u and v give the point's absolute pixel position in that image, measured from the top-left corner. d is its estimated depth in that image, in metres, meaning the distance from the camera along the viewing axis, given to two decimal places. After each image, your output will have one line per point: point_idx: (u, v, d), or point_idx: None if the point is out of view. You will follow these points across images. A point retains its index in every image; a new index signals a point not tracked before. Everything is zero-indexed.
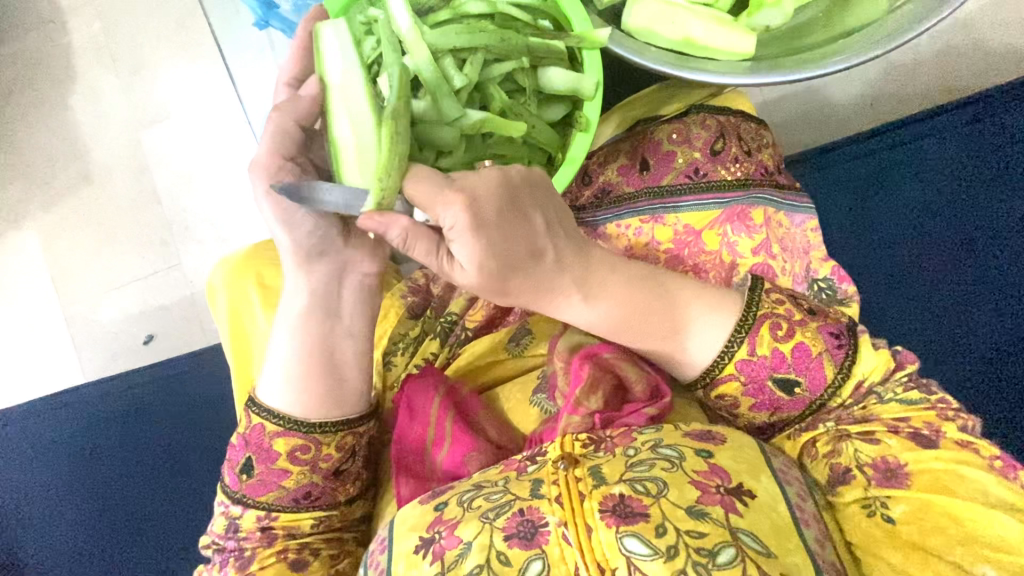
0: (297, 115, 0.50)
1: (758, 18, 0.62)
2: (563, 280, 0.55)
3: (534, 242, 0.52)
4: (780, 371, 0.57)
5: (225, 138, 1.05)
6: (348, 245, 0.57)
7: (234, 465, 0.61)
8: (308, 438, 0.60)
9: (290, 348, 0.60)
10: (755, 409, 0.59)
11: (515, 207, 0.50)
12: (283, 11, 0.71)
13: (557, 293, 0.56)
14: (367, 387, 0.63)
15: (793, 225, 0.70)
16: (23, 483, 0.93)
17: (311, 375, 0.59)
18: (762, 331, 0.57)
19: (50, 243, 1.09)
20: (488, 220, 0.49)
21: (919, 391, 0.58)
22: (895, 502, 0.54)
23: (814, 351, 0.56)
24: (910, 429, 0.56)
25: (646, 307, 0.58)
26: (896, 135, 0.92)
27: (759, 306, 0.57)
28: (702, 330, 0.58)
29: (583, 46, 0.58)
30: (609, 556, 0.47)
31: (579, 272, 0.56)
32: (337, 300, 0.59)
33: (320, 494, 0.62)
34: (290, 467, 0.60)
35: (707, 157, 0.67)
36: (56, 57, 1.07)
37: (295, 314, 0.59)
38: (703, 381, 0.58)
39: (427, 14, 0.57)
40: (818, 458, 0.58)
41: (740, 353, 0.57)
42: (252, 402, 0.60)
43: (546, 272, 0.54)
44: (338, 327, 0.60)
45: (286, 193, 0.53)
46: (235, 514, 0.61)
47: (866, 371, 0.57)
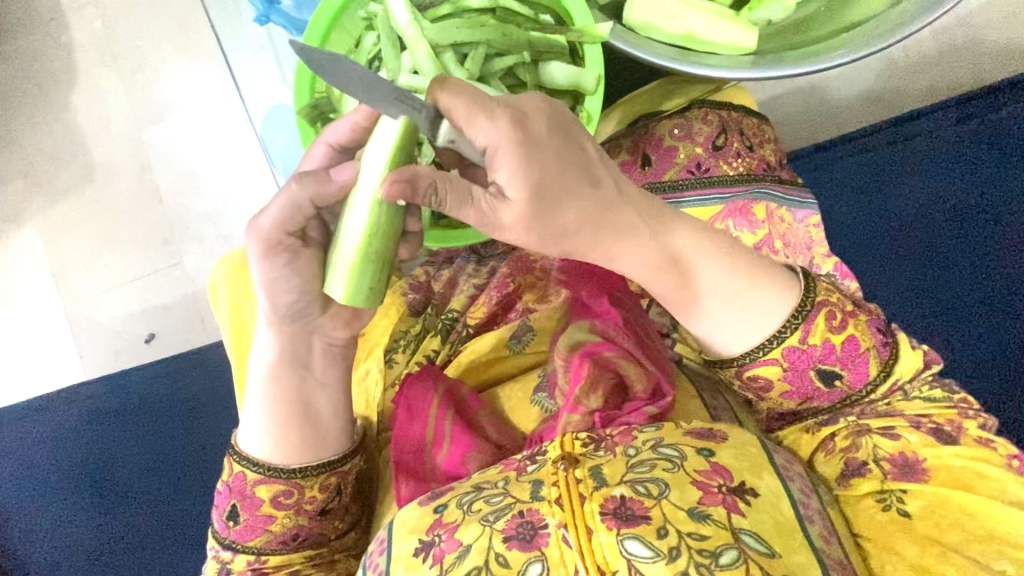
0: (327, 180, 0.50)
1: (758, 13, 0.63)
2: (628, 214, 0.50)
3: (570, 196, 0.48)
4: (825, 362, 0.54)
5: (226, 137, 1.05)
6: (325, 313, 0.56)
7: (220, 511, 0.60)
8: (290, 484, 0.59)
9: (260, 404, 0.59)
10: (785, 397, 0.56)
11: (566, 133, 0.47)
12: (284, 7, 0.71)
13: (624, 227, 0.50)
14: (348, 428, 0.62)
15: (795, 220, 0.69)
16: (19, 484, 0.92)
17: (288, 423, 0.58)
18: (818, 319, 0.52)
19: (51, 242, 1.09)
20: (539, 134, 0.45)
21: (942, 389, 0.56)
22: (910, 496, 0.54)
23: (863, 345, 0.54)
24: (932, 425, 0.55)
25: (688, 284, 0.53)
26: (903, 129, 0.92)
27: (815, 294, 0.53)
28: (751, 310, 0.53)
29: (584, 41, 0.57)
30: (610, 558, 0.47)
31: (644, 208, 0.51)
32: (309, 356, 0.58)
33: (307, 534, 0.62)
34: (274, 513, 0.59)
35: (709, 153, 0.67)
36: (56, 55, 1.07)
37: (265, 367, 0.58)
38: (735, 362, 0.54)
39: (428, 9, 0.57)
40: (834, 452, 0.57)
41: (791, 340, 0.53)
42: (234, 451, 0.59)
43: (606, 202, 0.49)
44: (310, 381, 0.59)
45: (278, 266, 0.52)
46: (226, 559, 0.61)
47: (904, 369, 0.55)
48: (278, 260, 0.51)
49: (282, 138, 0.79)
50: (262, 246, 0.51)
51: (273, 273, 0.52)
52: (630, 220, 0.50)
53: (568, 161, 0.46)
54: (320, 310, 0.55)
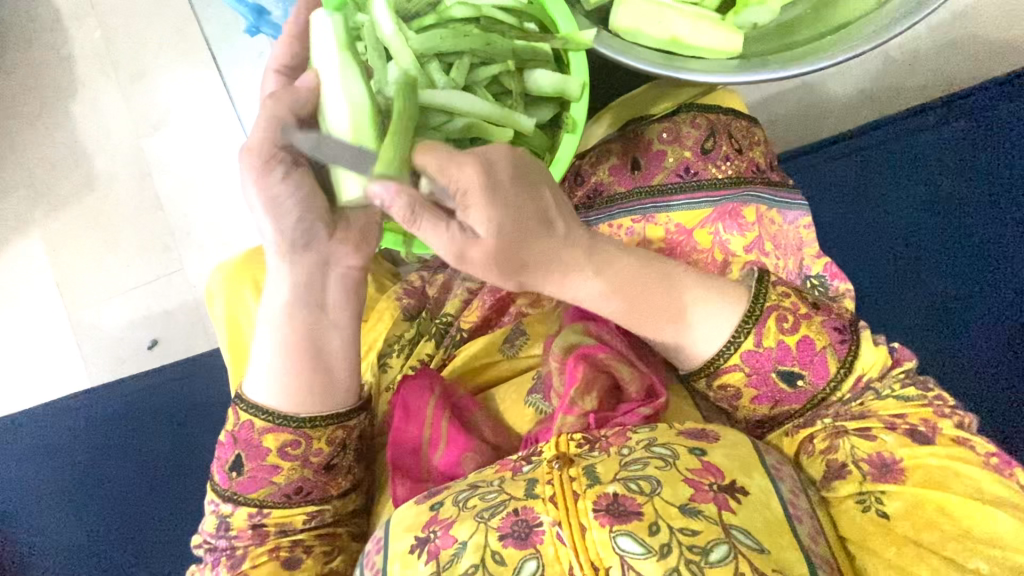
0: (294, 89, 0.52)
1: (746, 16, 0.61)
2: (571, 252, 0.52)
3: (545, 216, 0.50)
4: (784, 363, 0.55)
5: (224, 146, 1.06)
6: (333, 237, 0.55)
7: (224, 463, 0.61)
8: (299, 433, 0.60)
9: (272, 346, 0.59)
10: (756, 401, 0.58)
11: (526, 178, 0.49)
12: (274, 18, 0.72)
13: (568, 266, 0.52)
14: (355, 379, 0.62)
15: (785, 222, 0.69)
16: (23, 487, 0.94)
17: (297, 371, 0.59)
18: (768, 323, 0.55)
19: (56, 250, 1.10)
20: (503, 182, 0.47)
21: (915, 388, 0.57)
22: (889, 498, 0.54)
23: (817, 345, 0.55)
24: (908, 425, 0.55)
25: (648, 302, 0.56)
26: (894, 127, 0.92)
27: (766, 298, 0.56)
28: (707, 319, 0.56)
29: (569, 48, 0.58)
30: (603, 554, 0.47)
31: (591, 247, 0.53)
32: (323, 294, 0.58)
33: (312, 489, 0.62)
34: (280, 463, 0.60)
35: (698, 156, 0.66)
36: (57, 66, 1.09)
37: (277, 309, 0.58)
38: (705, 370, 0.57)
39: (414, 19, 0.58)
40: (814, 454, 0.57)
41: (746, 345, 0.55)
42: (240, 398, 0.60)
43: (557, 244, 0.51)
44: (324, 320, 0.59)
45: (276, 182, 0.51)
46: (226, 514, 0.62)
47: (867, 364, 0.56)
48: (274, 176, 0.51)
49: None
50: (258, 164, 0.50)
51: (272, 191, 0.51)
52: (573, 258, 0.52)
53: (526, 210, 0.48)
54: (328, 234, 0.55)
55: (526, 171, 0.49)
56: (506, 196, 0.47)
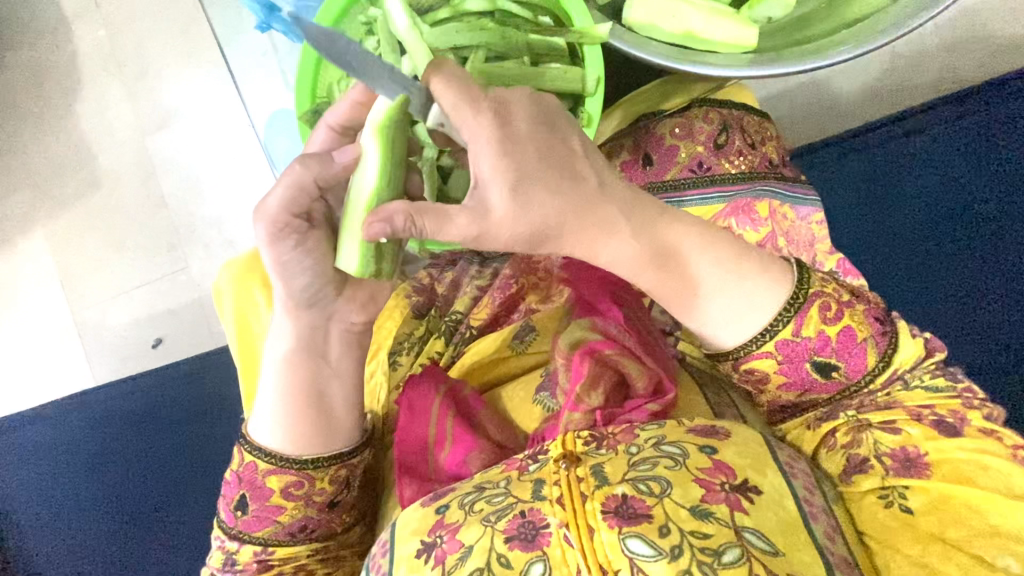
0: (329, 160, 0.49)
1: (759, 10, 0.62)
2: (609, 206, 0.49)
3: (572, 167, 0.47)
4: (822, 354, 0.54)
5: (229, 144, 1.05)
6: (340, 296, 0.57)
7: (228, 501, 0.61)
8: (301, 475, 0.59)
9: (278, 393, 0.59)
10: (783, 388, 0.56)
11: (549, 127, 0.47)
12: (285, 14, 0.71)
13: (604, 222, 0.49)
14: (358, 421, 0.62)
15: (798, 217, 0.69)
16: (24, 490, 0.93)
17: (301, 414, 0.59)
18: (812, 310, 0.53)
19: (59, 249, 1.10)
20: (520, 133, 0.45)
21: (945, 378, 0.56)
22: (912, 492, 0.54)
23: (859, 336, 0.54)
24: (935, 416, 0.55)
25: (678, 276, 0.54)
26: (903, 125, 0.92)
27: (810, 284, 0.54)
28: (751, 299, 0.54)
29: (584, 42, 0.57)
30: (612, 557, 0.47)
31: (625, 203, 0.51)
32: (325, 345, 0.59)
33: (315, 526, 0.62)
34: (283, 503, 0.60)
35: (710, 151, 0.66)
36: (61, 64, 1.08)
37: (282, 356, 0.59)
38: (736, 353, 0.54)
39: (427, 12, 0.58)
40: (836, 449, 0.57)
41: (785, 332, 0.54)
42: (245, 440, 0.60)
43: (588, 197, 0.48)
44: (325, 369, 0.59)
45: (287, 249, 0.51)
46: (232, 549, 0.61)
47: (904, 359, 0.56)
48: (285, 244, 0.51)
49: (284, 143, 0.78)
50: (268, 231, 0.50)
51: (283, 257, 0.52)
52: (609, 214, 0.49)
53: (551, 160, 0.46)
54: (335, 294, 0.56)
55: (552, 120, 0.47)
56: (525, 146, 0.45)
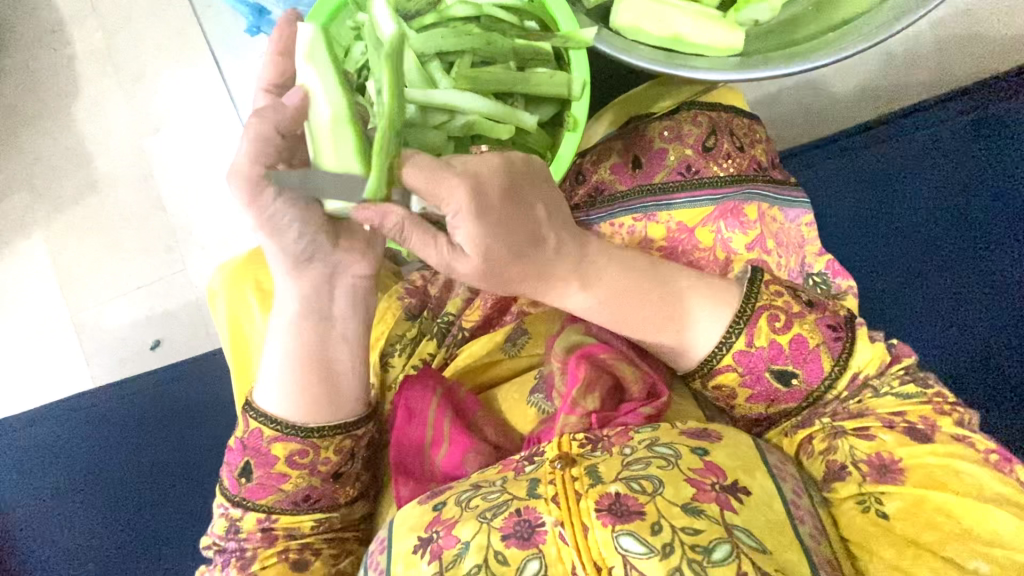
0: (281, 106, 0.49)
1: (746, 13, 0.61)
2: (562, 266, 0.55)
3: (536, 233, 0.53)
4: (777, 362, 0.55)
5: (223, 146, 1.05)
6: (338, 246, 0.55)
7: (232, 469, 0.61)
8: (307, 443, 0.60)
9: (285, 354, 0.59)
10: (752, 400, 0.58)
11: (514, 197, 0.51)
12: (275, 18, 0.72)
13: (557, 280, 0.56)
14: (364, 389, 0.63)
15: (787, 220, 0.69)
16: (25, 488, 0.94)
17: (308, 378, 0.59)
18: (759, 322, 0.55)
19: (58, 251, 1.10)
20: (492, 200, 0.49)
21: (915, 384, 0.57)
22: (888, 497, 0.54)
23: (811, 343, 0.55)
24: (907, 424, 0.55)
25: (637, 317, 0.58)
26: (890, 127, 0.92)
27: (755, 300, 0.56)
28: (703, 323, 0.56)
29: (570, 46, 0.57)
30: (606, 554, 0.47)
31: (576, 263, 0.56)
32: (330, 305, 0.58)
33: (319, 496, 0.63)
34: (288, 471, 0.60)
35: (699, 154, 0.66)
36: (59, 67, 1.09)
37: (288, 320, 0.59)
38: (700, 372, 0.57)
39: (415, 18, 0.59)
40: (815, 456, 0.57)
41: (739, 345, 0.55)
42: (251, 407, 0.60)
43: (545, 262, 0.54)
44: (333, 330, 0.60)
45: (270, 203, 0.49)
46: (236, 517, 0.62)
47: (861, 363, 0.57)
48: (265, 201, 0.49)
49: None
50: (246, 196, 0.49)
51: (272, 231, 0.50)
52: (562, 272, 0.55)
53: (515, 228, 0.51)
54: (333, 244, 0.55)
55: (517, 189, 0.51)
56: (495, 216, 0.49)
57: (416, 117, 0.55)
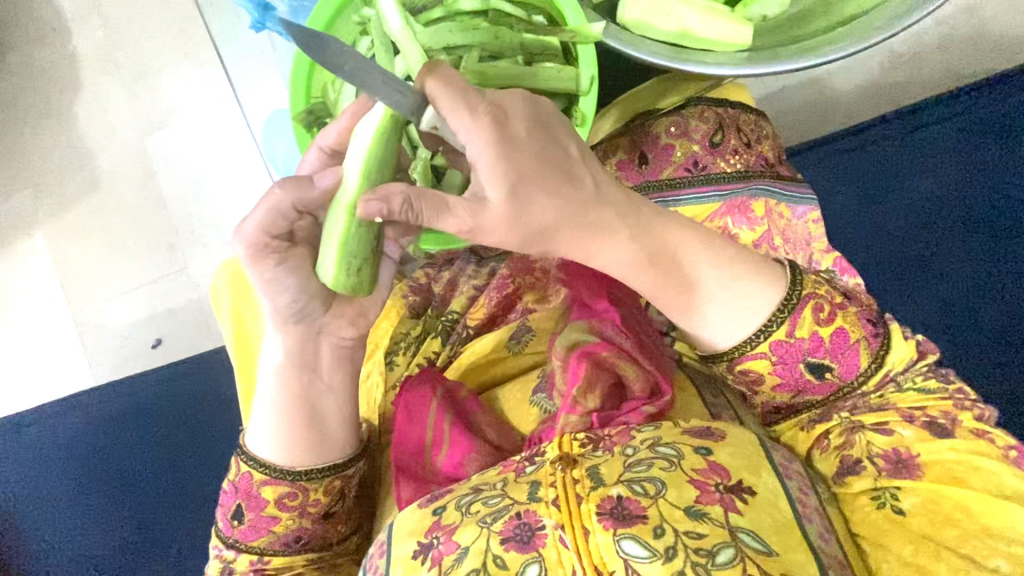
0: (308, 185, 0.49)
1: (753, 9, 0.62)
2: (603, 211, 0.50)
3: (569, 169, 0.48)
4: (815, 355, 0.54)
5: (228, 144, 1.05)
6: (329, 311, 0.55)
7: (225, 510, 0.61)
8: (296, 486, 0.59)
9: (274, 401, 0.59)
10: (778, 390, 0.56)
11: (546, 129, 0.47)
12: (279, 14, 0.71)
13: (603, 230, 0.51)
14: (353, 432, 0.62)
15: (794, 216, 0.69)
16: (24, 490, 0.93)
17: (298, 426, 0.58)
18: (804, 312, 0.54)
19: (59, 250, 1.10)
20: (518, 134, 0.46)
21: (937, 379, 0.56)
22: (904, 493, 0.54)
23: (852, 337, 0.54)
24: (926, 419, 0.55)
25: (676, 282, 0.54)
26: (897, 123, 0.92)
27: (802, 287, 0.54)
28: (732, 304, 0.54)
29: (577, 41, 0.57)
30: (607, 559, 0.47)
31: (623, 206, 0.51)
32: (316, 358, 0.58)
33: (310, 536, 0.62)
34: (279, 514, 0.60)
35: (706, 149, 0.66)
36: (61, 64, 1.08)
37: (275, 367, 0.58)
38: (729, 355, 0.55)
39: (421, 12, 0.58)
40: (830, 450, 0.57)
41: (778, 334, 0.54)
42: (241, 451, 0.60)
43: (584, 203, 0.49)
44: (317, 382, 0.59)
45: (271, 269, 0.51)
46: (229, 559, 0.61)
47: (894, 361, 0.56)
48: (269, 264, 0.50)
49: (282, 145, 0.77)
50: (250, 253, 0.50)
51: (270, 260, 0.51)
52: (605, 218, 0.50)
53: (547, 163, 0.47)
54: (324, 309, 0.55)
55: (547, 122, 0.47)
56: (523, 149, 0.46)
57: None
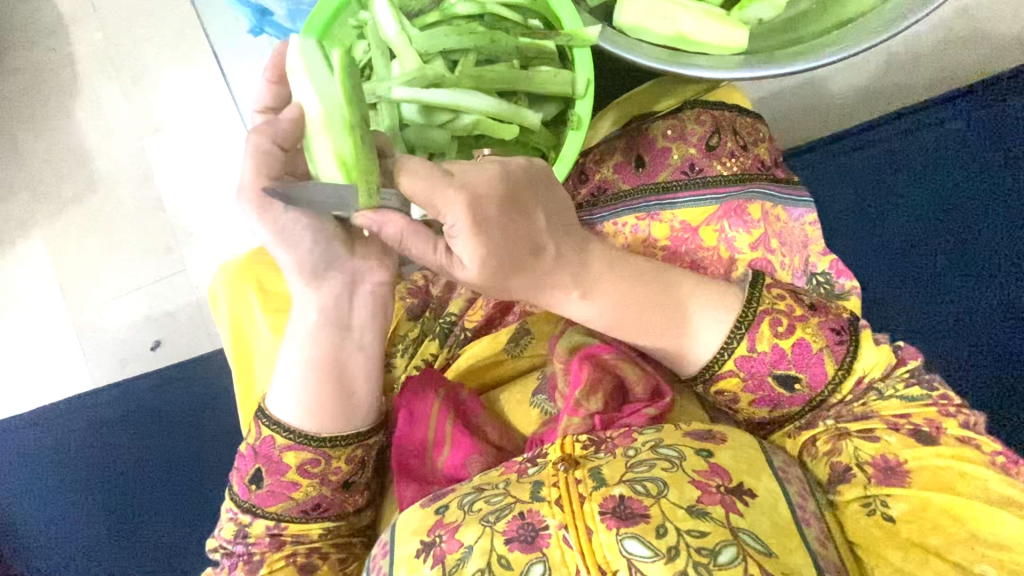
0: (277, 120, 0.49)
1: (750, 11, 0.62)
2: (561, 274, 0.56)
3: (534, 242, 0.54)
4: (779, 367, 0.56)
5: (224, 145, 1.05)
6: (354, 255, 0.57)
7: (242, 475, 0.60)
8: (319, 452, 0.59)
9: (301, 360, 0.59)
10: (755, 404, 0.58)
11: (515, 202, 0.52)
12: (277, 18, 0.72)
13: (554, 288, 0.56)
14: (378, 399, 0.62)
15: (791, 218, 0.69)
16: (25, 489, 0.93)
17: (325, 388, 0.59)
18: (761, 328, 0.56)
19: (57, 252, 1.10)
20: (491, 214, 0.50)
21: (920, 387, 0.57)
22: (895, 500, 0.54)
23: (814, 347, 0.55)
24: (911, 426, 0.56)
25: (640, 316, 0.58)
26: (893, 126, 0.92)
27: (759, 303, 0.57)
28: (704, 327, 0.57)
29: (573, 44, 0.57)
30: (610, 558, 0.46)
31: (576, 267, 0.57)
32: (349, 313, 0.59)
33: (328, 505, 0.62)
34: (299, 480, 0.59)
35: (702, 153, 0.66)
36: (59, 67, 1.08)
37: (306, 326, 0.59)
38: (704, 376, 0.58)
39: (417, 16, 0.59)
40: (818, 457, 0.58)
41: (740, 350, 0.56)
42: (263, 414, 0.60)
43: (544, 270, 0.55)
44: (348, 341, 0.60)
45: (281, 214, 0.52)
46: (245, 522, 0.61)
47: (867, 366, 0.57)
48: (277, 210, 0.51)
49: None
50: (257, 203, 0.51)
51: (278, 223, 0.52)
52: (560, 280, 0.56)
53: (516, 236, 0.52)
54: (349, 254, 0.56)
55: (516, 196, 0.52)
56: (493, 227, 0.50)
57: (417, 116, 0.55)
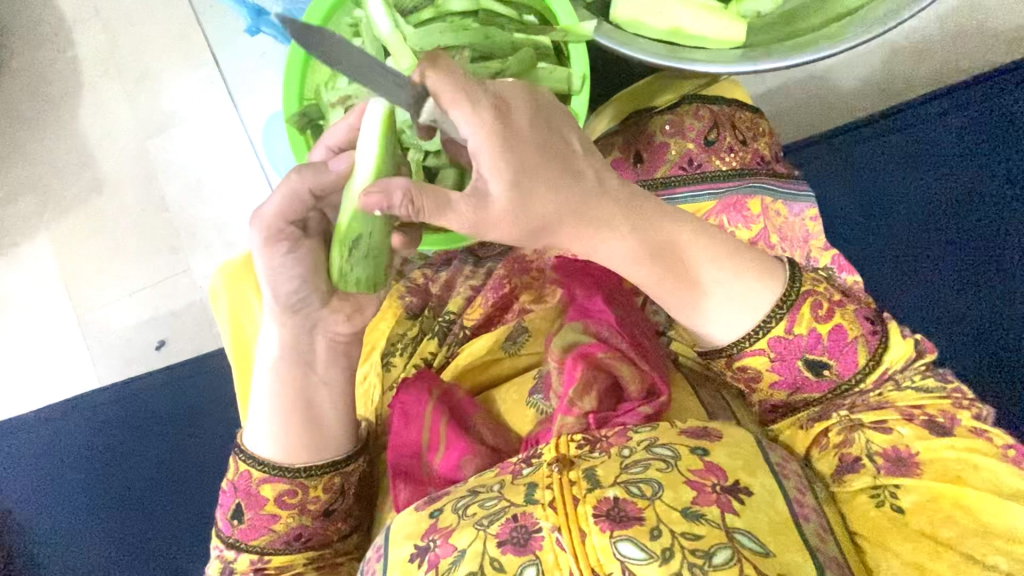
0: (323, 169, 0.50)
1: (747, 5, 0.61)
2: (609, 207, 0.50)
3: (570, 163, 0.47)
4: (813, 353, 0.54)
5: (227, 146, 1.06)
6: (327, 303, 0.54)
7: (225, 510, 0.60)
8: (295, 484, 0.59)
9: (272, 397, 0.58)
10: (776, 387, 0.56)
11: (549, 124, 0.46)
12: (273, 17, 0.72)
13: (601, 224, 0.50)
14: (350, 429, 0.61)
15: (791, 214, 0.69)
16: (31, 489, 0.94)
17: (293, 421, 0.58)
18: (802, 309, 0.54)
19: (61, 253, 1.11)
20: (520, 128, 0.44)
21: (935, 378, 0.56)
22: (904, 491, 0.54)
23: (850, 335, 0.54)
24: (926, 416, 0.55)
25: (685, 279, 0.54)
26: (899, 119, 0.91)
27: (800, 285, 0.54)
28: (732, 303, 0.54)
29: (569, 39, 0.57)
30: (603, 561, 0.46)
31: (622, 200, 0.51)
32: (312, 352, 0.57)
33: (312, 534, 0.62)
34: (278, 512, 0.59)
35: (701, 148, 0.66)
36: (63, 70, 1.09)
37: (271, 360, 0.57)
38: (726, 352, 0.55)
39: (411, 13, 0.58)
40: (828, 449, 0.57)
41: (777, 330, 0.54)
42: (240, 449, 0.59)
43: (587, 196, 0.48)
44: (313, 377, 0.58)
45: (278, 256, 0.50)
46: (230, 558, 0.61)
47: (894, 358, 0.55)
48: (278, 250, 0.50)
49: (282, 148, 0.79)
50: (263, 237, 0.50)
51: (274, 263, 0.50)
52: (607, 213, 0.50)
53: (551, 157, 0.46)
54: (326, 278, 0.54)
55: (551, 118, 0.46)
56: (527, 144, 0.44)
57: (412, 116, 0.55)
